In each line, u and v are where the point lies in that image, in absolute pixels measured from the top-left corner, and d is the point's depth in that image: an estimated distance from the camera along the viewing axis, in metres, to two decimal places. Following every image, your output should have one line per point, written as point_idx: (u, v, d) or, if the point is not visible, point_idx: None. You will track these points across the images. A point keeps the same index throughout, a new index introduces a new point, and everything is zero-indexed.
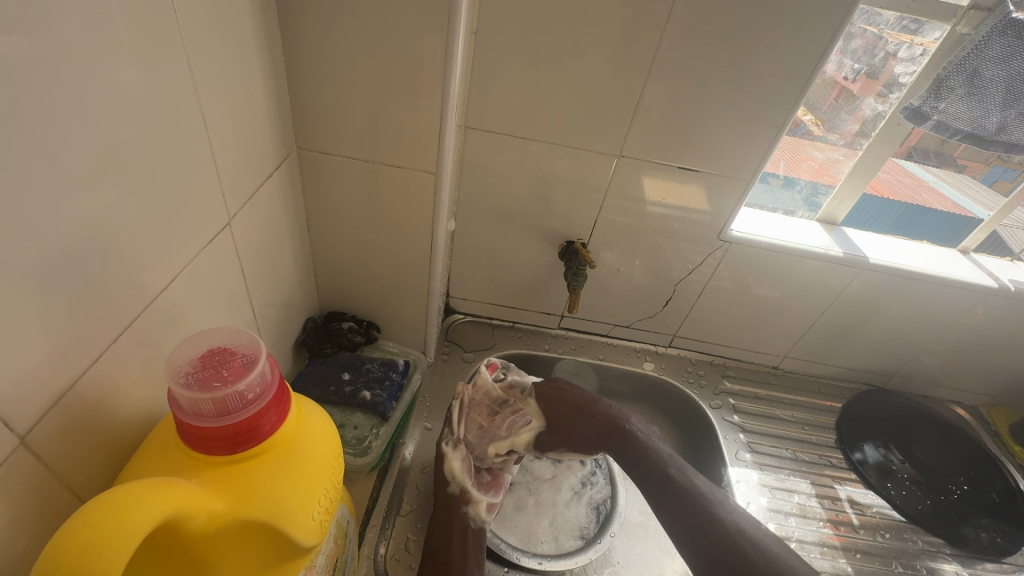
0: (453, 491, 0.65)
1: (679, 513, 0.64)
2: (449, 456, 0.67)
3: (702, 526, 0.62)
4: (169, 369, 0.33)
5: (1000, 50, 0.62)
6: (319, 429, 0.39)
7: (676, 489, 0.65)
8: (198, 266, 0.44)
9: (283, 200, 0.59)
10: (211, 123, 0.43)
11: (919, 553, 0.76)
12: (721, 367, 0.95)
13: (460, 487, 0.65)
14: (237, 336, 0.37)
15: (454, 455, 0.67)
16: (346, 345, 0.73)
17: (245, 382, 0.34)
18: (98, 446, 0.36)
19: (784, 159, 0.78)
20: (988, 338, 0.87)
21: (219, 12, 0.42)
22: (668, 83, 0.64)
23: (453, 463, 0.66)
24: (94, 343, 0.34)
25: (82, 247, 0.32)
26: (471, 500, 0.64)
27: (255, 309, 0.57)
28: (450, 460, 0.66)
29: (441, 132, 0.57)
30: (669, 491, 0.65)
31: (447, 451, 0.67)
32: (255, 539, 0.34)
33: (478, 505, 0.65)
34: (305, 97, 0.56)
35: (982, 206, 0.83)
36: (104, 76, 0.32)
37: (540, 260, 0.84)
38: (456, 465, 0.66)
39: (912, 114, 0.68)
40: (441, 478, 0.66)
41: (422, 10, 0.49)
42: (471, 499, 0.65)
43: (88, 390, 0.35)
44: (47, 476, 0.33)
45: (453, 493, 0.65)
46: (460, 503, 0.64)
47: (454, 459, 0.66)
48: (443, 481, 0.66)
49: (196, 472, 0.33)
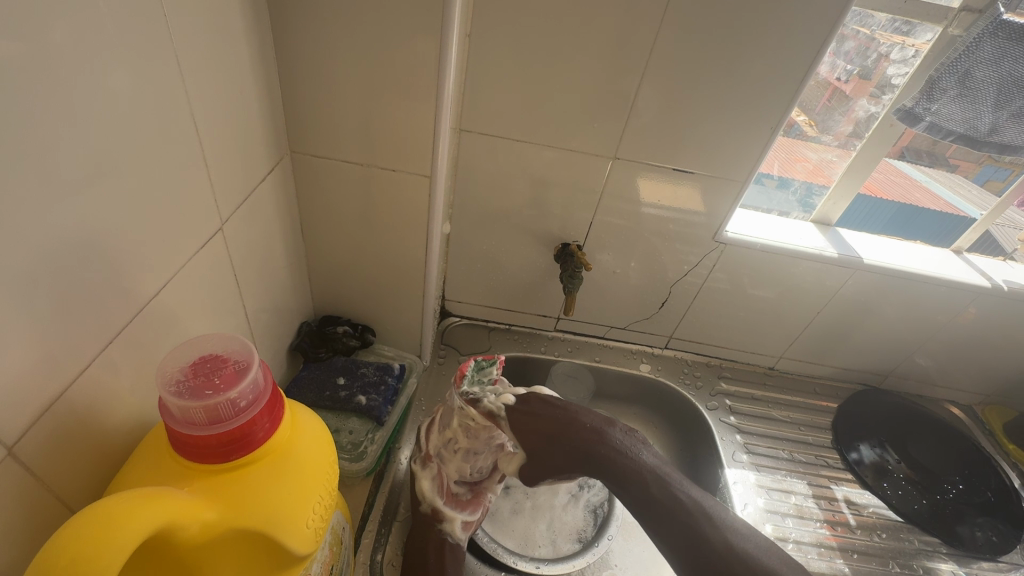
0: (426, 511, 0.63)
1: (677, 537, 0.53)
2: (418, 475, 0.65)
3: (702, 551, 0.52)
4: (161, 376, 0.33)
5: (992, 51, 0.63)
6: (314, 434, 0.39)
7: (668, 510, 0.55)
8: (190, 271, 0.44)
9: (276, 203, 0.59)
10: (202, 125, 0.43)
11: (916, 552, 0.76)
12: (717, 368, 0.96)
13: (431, 506, 0.63)
14: (229, 342, 0.36)
15: (424, 473, 0.65)
16: (341, 349, 0.73)
17: (238, 389, 0.33)
18: (89, 454, 0.36)
19: (778, 160, 0.78)
20: (981, 338, 0.87)
21: (210, 14, 0.42)
22: (661, 85, 0.64)
23: (423, 483, 0.64)
24: (85, 351, 0.34)
25: (70, 253, 0.32)
26: (444, 519, 0.63)
27: (249, 314, 0.56)
28: (421, 480, 0.65)
29: (434, 134, 0.57)
30: (658, 511, 0.55)
31: (416, 470, 0.65)
32: (248, 547, 0.34)
33: (453, 524, 0.63)
34: (298, 99, 0.55)
35: (974, 206, 0.83)
36: (93, 76, 0.32)
37: (536, 262, 0.83)
38: (425, 485, 0.64)
39: (905, 115, 0.69)
40: (415, 498, 0.65)
41: (415, 11, 0.49)
42: (445, 517, 0.63)
43: (78, 398, 0.34)
44: (38, 487, 0.32)
45: (425, 511, 0.63)
46: (434, 521, 0.63)
47: (422, 479, 0.64)
48: (416, 501, 0.64)
49: (189, 481, 0.33)
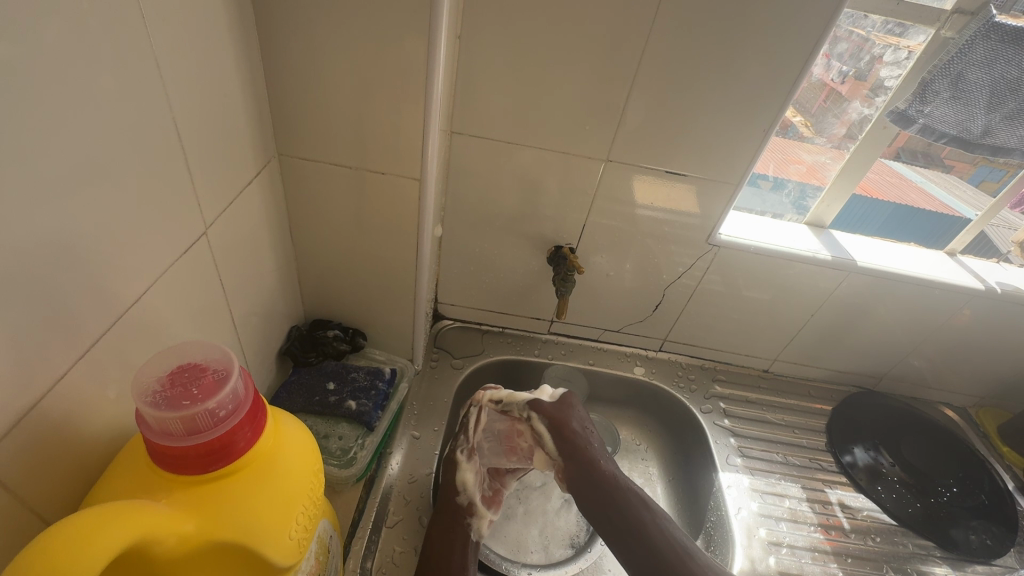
0: (461, 502, 0.64)
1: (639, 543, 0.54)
2: (463, 466, 0.66)
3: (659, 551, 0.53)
4: (136, 387, 0.32)
5: (984, 53, 0.63)
6: (298, 443, 0.38)
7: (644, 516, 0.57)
8: (174, 276, 0.43)
9: (264, 207, 0.58)
10: (187, 129, 0.42)
11: (910, 556, 0.76)
12: (712, 371, 0.95)
13: (468, 499, 0.64)
14: (208, 350, 0.36)
15: (468, 466, 0.67)
16: (332, 353, 0.72)
17: (217, 399, 0.32)
18: (66, 463, 0.35)
19: (773, 160, 0.77)
20: (976, 340, 0.87)
21: (194, 17, 0.41)
22: (655, 86, 0.64)
23: (466, 475, 0.66)
24: (62, 359, 0.33)
25: (48, 260, 0.31)
26: (476, 514, 0.64)
27: (236, 319, 0.55)
28: (464, 471, 0.66)
29: (425, 137, 0.56)
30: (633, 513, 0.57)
31: (460, 461, 0.67)
32: (228, 559, 0.33)
33: (481, 520, 0.64)
34: (286, 103, 0.55)
35: (969, 206, 0.83)
36: (72, 78, 0.31)
37: (529, 265, 0.83)
38: (468, 477, 0.66)
39: (899, 118, 0.68)
40: (451, 487, 0.65)
41: (404, 11, 0.48)
42: (477, 512, 0.64)
43: (55, 407, 0.33)
44: (10, 498, 0.31)
45: (461, 503, 0.64)
46: (466, 514, 0.63)
47: (467, 469, 0.66)
48: (452, 491, 0.65)
49: (167, 493, 0.32)
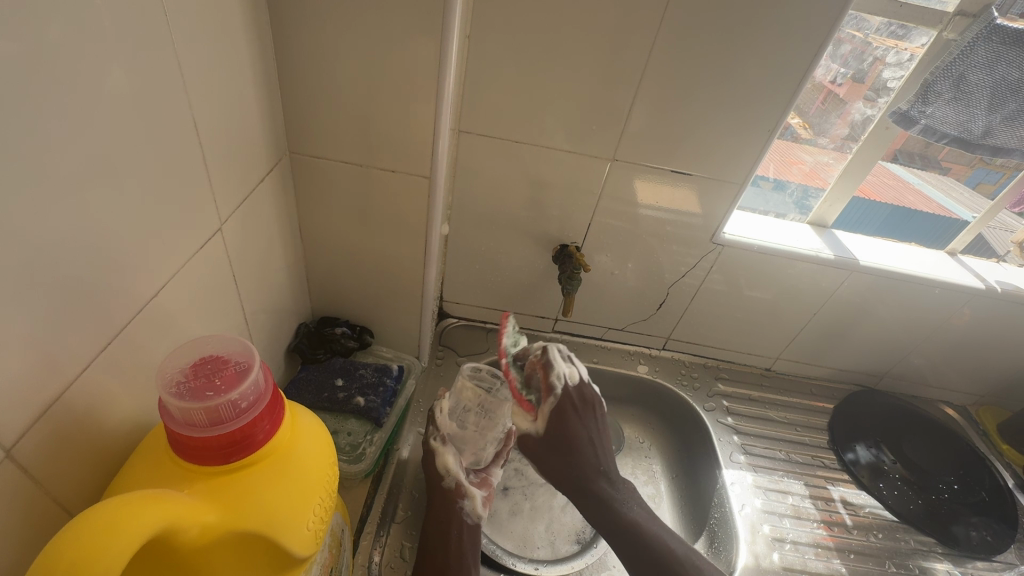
0: (450, 486, 0.64)
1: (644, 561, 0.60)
2: (440, 452, 0.65)
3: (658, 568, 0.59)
4: (161, 378, 0.33)
5: (986, 55, 0.64)
6: (315, 436, 0.39)
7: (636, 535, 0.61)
8: (190, 271, 0.44)
9: (275, 205, 0.59)
10: (202, 126, 0.43)
11: (912, 552, 0.77)
12: (714, 369, 0.96)
13: (455, 481, 0.65)
14: (228, 343, 0.36)
15: (445, 450, 0.66)
16: (339, 350, 0.73)
17: (239, 390, 0.33)
18: (89, 455, 0.35)
19: (774, 163, 0.79)
20: (977, 338, 0.88)
21: (210, 16, 0.42)
22: (659, 88, 0.64)
23: (446, 458, 0.65)
24: (83, 353, 0.34)
25: (69, 255, 0.32)
26: (466, 495, 0.64)
27: (247, 315, 0.56)
28: (442, 456, 0.65)
29: (435, 136, 0.57)
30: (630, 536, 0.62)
31: (436, 447, 0.66)
32: (249, 549, 0.34)
33: (474, 501, 0.65)
34: (297, 101, 0.55)
35: (967, 209, 0.84)
36: (92, 77, 0.31)
37: (534, 263, 0.83)
38: (448, 459, 0.65)
39: (901, 118, 0.70)
40: (436, 475, 0.65)
41: (415, 13, 0.49)
42: (467, 493, 0.64)
43: (77, 399, 0.34)
44: (37, 490, 0.32)
45: (449, 486, 0.64)
46: (456, 497, 0.64)
47: (445, 455, 0.65)
48: (438, 477, 0.65)
49: (189, 483, 0.32)
